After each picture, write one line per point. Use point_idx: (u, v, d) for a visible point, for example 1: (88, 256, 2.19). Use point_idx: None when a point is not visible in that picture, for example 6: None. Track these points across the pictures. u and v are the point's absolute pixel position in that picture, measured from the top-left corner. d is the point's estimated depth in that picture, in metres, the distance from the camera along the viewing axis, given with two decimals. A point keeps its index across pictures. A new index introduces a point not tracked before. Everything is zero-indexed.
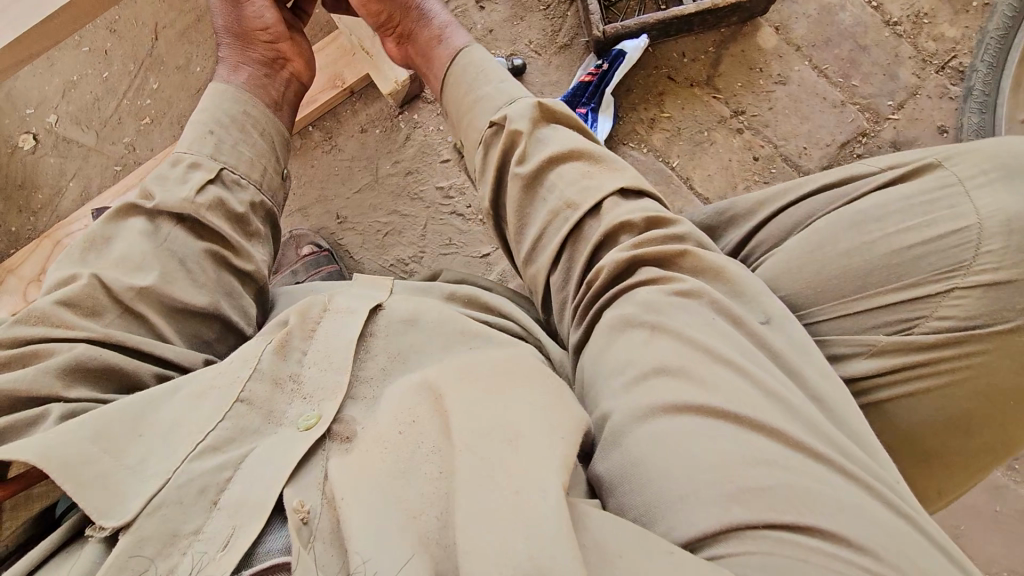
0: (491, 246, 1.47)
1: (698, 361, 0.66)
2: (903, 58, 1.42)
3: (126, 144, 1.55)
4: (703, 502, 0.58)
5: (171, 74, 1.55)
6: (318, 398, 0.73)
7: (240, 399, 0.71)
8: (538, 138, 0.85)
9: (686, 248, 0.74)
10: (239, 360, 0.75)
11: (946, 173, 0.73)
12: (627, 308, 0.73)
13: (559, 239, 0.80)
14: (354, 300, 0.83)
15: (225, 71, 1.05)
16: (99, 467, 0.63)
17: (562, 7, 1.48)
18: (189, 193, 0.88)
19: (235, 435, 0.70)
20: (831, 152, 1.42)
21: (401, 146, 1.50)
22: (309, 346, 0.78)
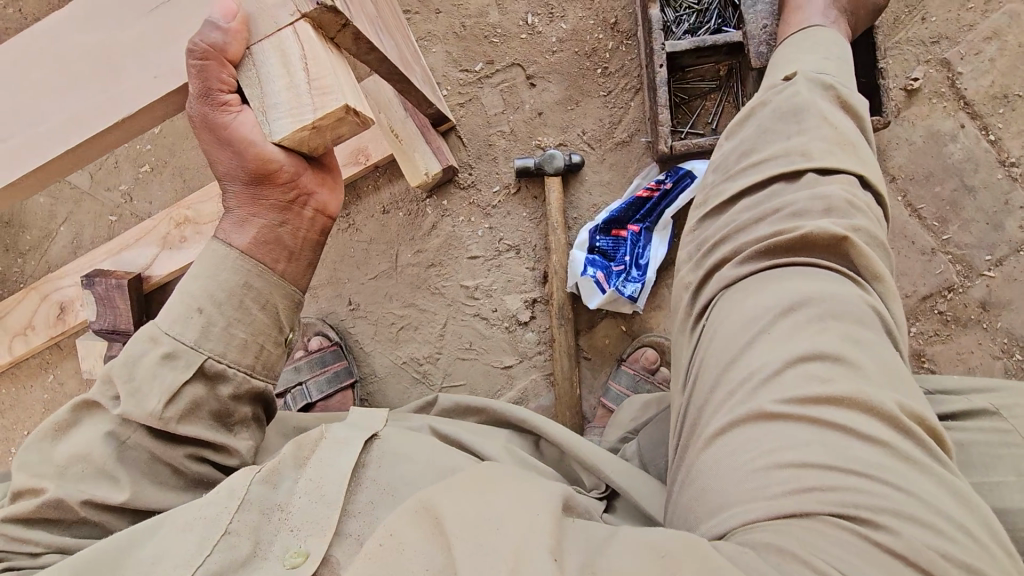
0: (515, 357, 1.33)
1: (846, 361, 0.59)
2: (1014, 207, 1.22)
3: (123, 192, 1.40)
4: (784, 487, 0.55)
5: (174, 119, 1.37)
6: (306, 535, 0.66)
7: (228, 532, 0.65)
8: (813, 96, 0.80)
9: (873, 255, 0.68)
10: (224, 490, 0.68)
11: (1006, 426, 0.72)
12: (796, 276, 0.67)
13: (773, 173, 0.75)
14: (349, 429, 0.78)
15: (230, 223, 0.74)
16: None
17: (625, 96, 1.28)
18: (158, 403, 0.67)
19: (219, 573, 0.63)
20: (908, 304, 1.26)
21: (425, 234, 1.34)
22: (299, 474, 0.72)
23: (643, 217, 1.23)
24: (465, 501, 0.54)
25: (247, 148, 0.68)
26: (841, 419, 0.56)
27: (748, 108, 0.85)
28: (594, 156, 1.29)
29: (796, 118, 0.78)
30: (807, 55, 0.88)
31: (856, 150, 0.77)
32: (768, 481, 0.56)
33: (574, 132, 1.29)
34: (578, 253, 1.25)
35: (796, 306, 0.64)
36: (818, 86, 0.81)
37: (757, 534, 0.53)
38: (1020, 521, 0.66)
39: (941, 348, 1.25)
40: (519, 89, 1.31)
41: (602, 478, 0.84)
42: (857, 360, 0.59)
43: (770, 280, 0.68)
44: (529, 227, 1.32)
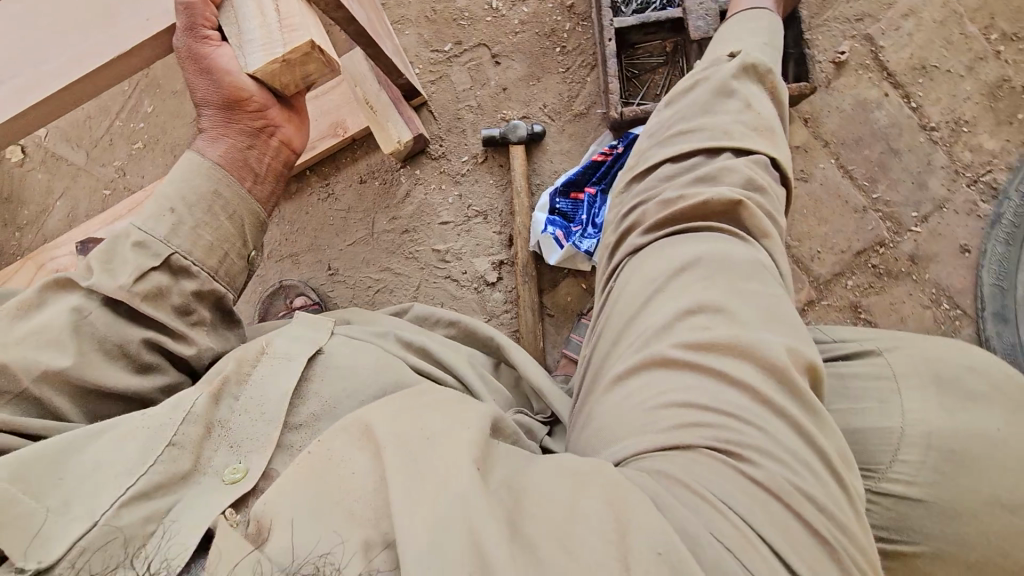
0: (484, 316, 1.42)
1: (728, 310, 0.64)
2: (935, 167, 1.34)
3: (117, 167, 1.50)
4: (668, 421, 0.60)
5: (167, 99, 1.48)
6: (246, 450, 0.72)
7: (172, 442, 0.69)
8: (741, 76, 0.87)
9: (761, 221, 0.75)
10: (170, 405, 0.73)
11: (880, 363, 0.79)
12: (691, 241, 0.73)
13: (693, 146, 0.82)
14: (295, 343, 0.82)
15: (203, 140, 0.88)
16: (16, 512, 0.59)
17: (582, 72, 1.40)
18: (127, 279, 0.77)
19: (166, 481, 0.67)
20: (844, 259, 1.36)
21: (400, 202, 1.44)
22: (241, 393, 0.77)
23: (598, 179, 1.33)
24: (398, 420, 0.60)
25: (223, 77, 0.83)
26: (723, 361, 0.61)
27: (685, 81, 0.92)
28: (554, 127, 1.41)
29: (720, 89, 0.86)
30: (743, 37, 0.95)
31: (770, 128, 0.85)
32: (656, 416, 0.61)
33: (536, 106, 1.41)
34: (539, 215, 1.35)
35: (688, 266, 0.70)
36: (748, 67, 0.88)
37: (645, 463, 0.59)
38: (874, 434, 0.72)
39: (876, 299, 1.35)
40: (485, 67, 1.42)
41: (547, 404, 0.95)
42: (740, 310, 0.65)
43: (670, 245, 0.74)
44: (495, 193, 1.42)
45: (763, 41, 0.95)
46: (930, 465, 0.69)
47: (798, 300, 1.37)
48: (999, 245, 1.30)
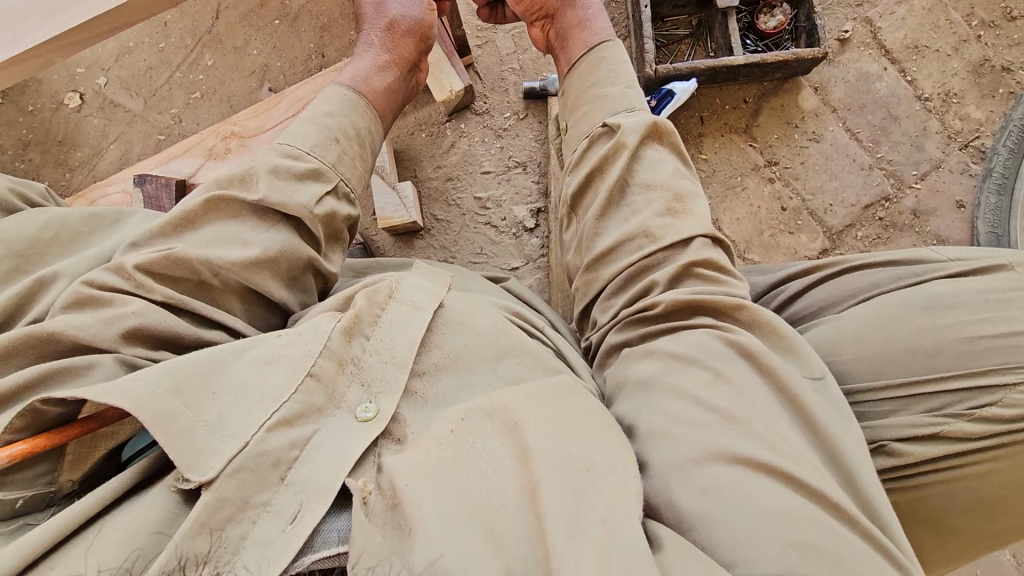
0: (521, 260, 1.50)
1: (751, 421, 0.63)
2: (931, 133, 1.50)
3: (173, 115, 1.57)
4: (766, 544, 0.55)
5: (227, 53, 1.58)
6: (377, 390, 0.72)
7: (311, 373, 0.68)
8: (620, 158, 0.87)
9: (744, 301, 0.73)
10: (310, 332, 0.72)
11: (1017, 276, 0.76)
12: (682, 344, 0.72)
13: (641, 254, 0.81)
14: (419, 293, 0.82)
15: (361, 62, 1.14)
16: (179, 424, 0.60)
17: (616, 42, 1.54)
18: (310, 201, 0.90)
19: (306, 410, 0.67)
20: (854, 212, 1.49)
21: (444, 152, 1.55)
22: (372, 333, 0.76)
23: None
24: (551, 430, 0.66)
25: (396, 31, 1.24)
26: (761, 452, 0.61)
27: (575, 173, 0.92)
28: None
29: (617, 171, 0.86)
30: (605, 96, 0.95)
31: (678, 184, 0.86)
32: (727, 519, 0.58)
33: None
34: None
35: (693, 368, 0.69)
36: (624, 139, 0.87)
37: None
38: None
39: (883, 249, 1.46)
40: (528, 35, 1.57)
41: None
42: (752, 397, 0.65)
43: (658, 345, 0.74)
44: (534, 146, 1.53)
45: (620, 90, 0.95)
46: None
47: (814, 249, 1.48)
48: (992, 196, 1.42)
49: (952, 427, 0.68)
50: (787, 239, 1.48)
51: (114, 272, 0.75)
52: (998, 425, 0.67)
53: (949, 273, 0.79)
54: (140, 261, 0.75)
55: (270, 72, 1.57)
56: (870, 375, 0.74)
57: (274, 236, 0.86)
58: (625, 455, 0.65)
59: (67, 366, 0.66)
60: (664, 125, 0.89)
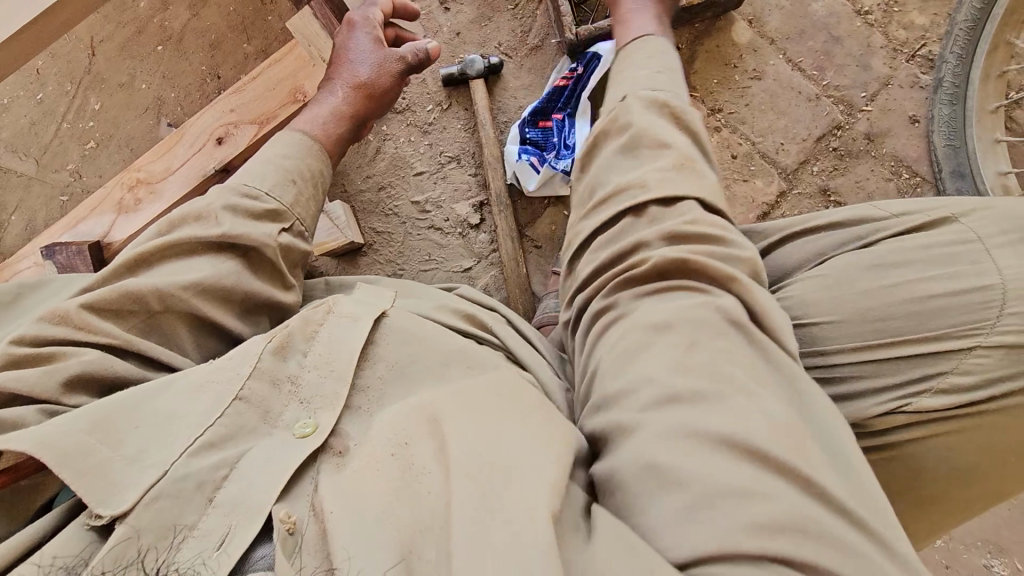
0: (473, 259, 1.43)
1: (732, 396, 0.60)
2: (875, 49, 1.42)
3: (71, 171, 1.44)
4: (712, 531, 0.54)
5: (114, 92, 1.43)
6: (316, 406, 0.70)
7: (238, 399, 0.67)
8: (664, 117, 0.81)
9: (735, 274, 0.69)
10: (237, 356, 0.71)
11: (964, 229, 0.73)
12: (665, 313, 0.68)
13: (623, 207, 0.76)
14: (360, 306, 0.80)
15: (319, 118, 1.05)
16: (92, 460, 0.59)
17: (531, 7, 1.42)
18: (274, 231, 0.89)
19: (232, 433, 0.66)
20: (807, 147, 1.43)
21: (372, 160, 1.44)
22: (310, 347, 0.75)
23: (564, 105, 1.35)
24: (473, 432, 0.65)
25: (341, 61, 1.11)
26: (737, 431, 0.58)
27: (613, 109, 0.85)
28: (513, 64, 1.43)
29: (659, 123, 0.80)
30: (641, 72, 0.88)
31: (699, 158, 0.80)
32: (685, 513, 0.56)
33: (491, 46, 1.43)
34: (511, 147, 1.37)
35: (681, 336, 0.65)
36: (668, 102, 0.82)
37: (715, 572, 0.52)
38: (972, 298, 0.68)
39: (841, 180, 1.42)
40: (436, 15, 1.43)
41: None
42: (733, 369, 0.62)
43: (641, 308, 0.70)
44: (464, 136, 1.43)
45: (648, 73, 0.88)
46: None
47: (771, 193, 1.42)
48: (944, 107, 1.35)
49: (918, 403, 0.67)
50: (741, 188, 1.42)
51: (50, 319, 0.74)
52: (962, 396, 0.66)
53: (894, 232, 0.77)
54: (84, 299, 0.76)
55: (165, 105, 1.43)
56: (831, 338, 0.73)
57: (230, 264, 0.85)
58: (550, 445, 0.64)
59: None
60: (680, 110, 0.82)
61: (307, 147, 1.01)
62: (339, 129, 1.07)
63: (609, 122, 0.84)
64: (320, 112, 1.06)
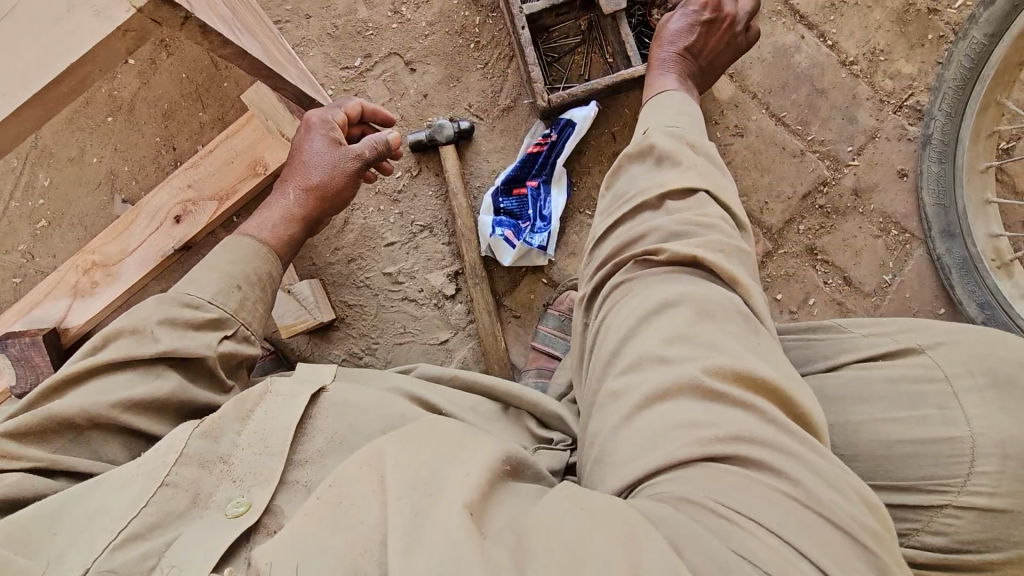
0: (450, 331, 1.37)
1: (714, 348, 0.64)
2: (861, 100, 1.36)
3: (23, 251, 1.37)
4: (669, 449, 0.59)
5: (64, 167, 1.36)
6: (249, 483, 0.70)
7: (165, 483, 0.66)
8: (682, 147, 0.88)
9: (738, 278, 0.73)
10: (162, 446, 0.70)
11: (931, 364, 0.71)
12: (664, 293, 0.71)
13: (642, 195, 0.83)
14: (296, 383, 0.81)
15: (272, 219, 1.02)
16: (6, 571, 0.57)
17: (501, 65, 1.35)
18: (213, 340, 0.85)
19: (159, 521, 0.64)
20: (793, 205, 1.38)
21: (340, 231, 1.38)
22: (244, 427, 0.75)
23: (538, 171, 1.31)
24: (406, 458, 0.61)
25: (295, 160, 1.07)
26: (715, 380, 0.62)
27: (637, 141, 0.92)
28: (484, 125, 1.36)
29: (667, 143, 0.87)
30: (667, 106, 0.99)
31: (708, 172, 0.85)
32: (649, 444, 0.60)
33: (461, 107, 1.36)
34: (485, 217, 1.31)
35: (674, 305, 0.69)
36: (687, 136, 0.90)
37: (667, 489, 0.58)
38: (938, 450, 0.66)
39: (829, 238, 1.37)
40: (401, 76, 1.36)
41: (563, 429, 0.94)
42: (721, 332, 0.66)
43: (640, 285, 0.74)
44: (436, 204, 1.37)
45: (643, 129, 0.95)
46: (1012, 474, 0.63)
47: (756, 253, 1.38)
48: (933, 164, 1.30)
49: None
50: None
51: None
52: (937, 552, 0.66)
53: (860, 357, 0.77)
54: (3, 427, 0.72)
55: (118, 179, 1.36)
56: None
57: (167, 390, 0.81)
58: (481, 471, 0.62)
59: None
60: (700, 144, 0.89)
61: (254, 252, 0.97)
62: (289, 232, 1.03)
63: (643, 140, 0.90)
64: (271, 215, 1.03)
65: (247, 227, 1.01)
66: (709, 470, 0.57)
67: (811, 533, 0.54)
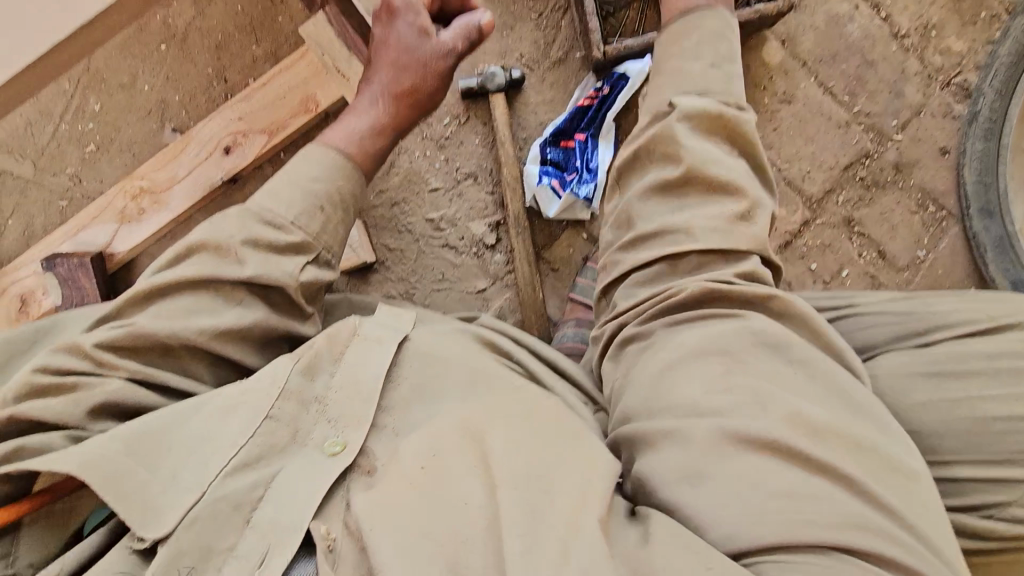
0: (487, 280, 1.39)
1: (755, 392, 0.68)
2: (909, 74, 1.37)
3: (70, 175, 1.38)
4: (750, 505, 0.63)
5: (115, 93, 1.36)
6: (342, 424, 0.79)
7: (268, 416, 0.78)
8: (705, 138, 0.85)
9: (772, 291, 0.77)
10: (266, 378, 0.80)
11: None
12: (701, 339, 0.74)
13: (655, 223, 0.84)
14: (380, 328, 0.88)
15: (358, 128, 1.02)
16: (128, 487, 0.71)
17: (555, 17, 1.36)
18: (293, 269, 0.88)
19: (264, 452, 0.77)
20: (833, 175, 1.39)
21: (386, 174, 1.39)
22: (336, 368, 0.83)
23: (587, 125, 1.32)
24: (502, 454, 0.71)
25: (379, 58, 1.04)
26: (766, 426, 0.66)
27: (659, 125, 0.87)
28: (534, 77, 1.37)
29: (694, 136, 0.85)
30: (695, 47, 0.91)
31: (730, 166, 0.84)
32: (730, 504, 0.64)
33: (513, 56, 1.36)
34: (531, 167, 1.33)
35: (712, 354, 0.72)
36: (718, 108, 0.85)
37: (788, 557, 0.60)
38: None
39: (865, 211, 1.39)
40: None
41: None
42: (763, 377, 0.70)
43: (678, 336, 0.76)
44: (482, 152, 1.38)
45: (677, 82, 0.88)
46: None
47: (794, 222, 1.39)
48: (977, 142, 1.32)
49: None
50: None
51: (73, 352, 0.79)
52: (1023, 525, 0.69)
53: (955, 333, 0.79)
54: (100, 340, 0.80)
55: (168, 108, 1.36)
56: None
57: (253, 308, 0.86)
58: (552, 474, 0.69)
59: (27, 445, 0.73)
60: (728, 116, 0.86)
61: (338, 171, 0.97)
62: (373, 145, 1.03)
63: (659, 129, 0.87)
64: (356, 125, 1.02)
65: (328, 136, 1.01)
66: (834, 559, 0.60)
67: (894, 563, 0.60)
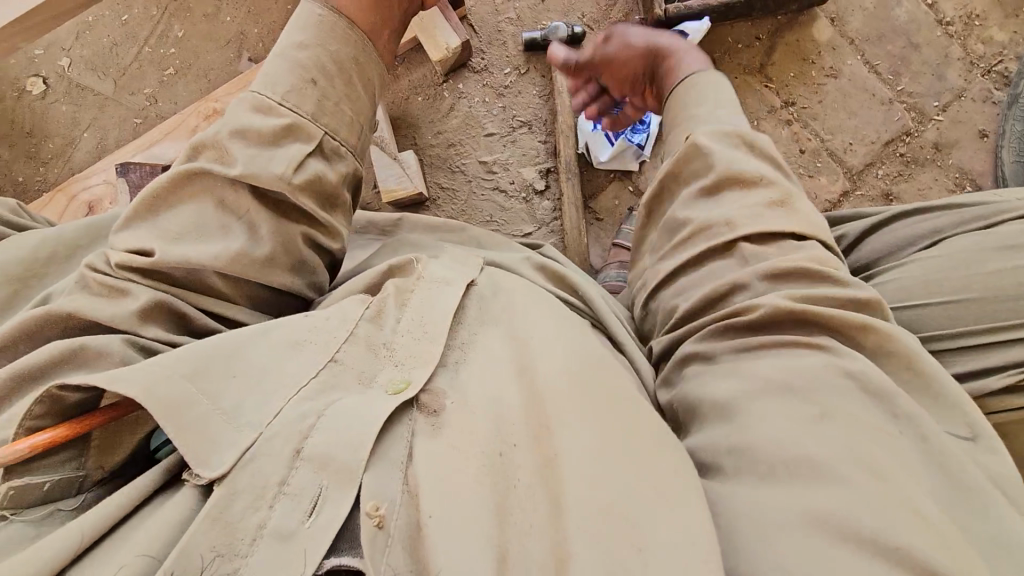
0: (534, 225, 1.42)
1: (842, 451, 0.52)
2: (952, 59, 1.43)
3: (147, 95, 1.45)
4: None
5: (198, 22, 1.45)
6: (410, 364, 0.63)
7: (335, 358, 0.63)
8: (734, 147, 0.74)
9: (868, 320, 0.59)
10: (336, 315, 0.67)
11: None
12: (770, 369, 0.59)
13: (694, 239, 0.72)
14: (447, 270, 0.74)
15: None
16: (193, 412, 0.55)
17: None
18: (287, 168, 0.68)
19: (324, 388, 0.61)
20: (875, 149, 1.43)
21: (445, 116, 1.46)
22: (403, 313, 0.68)
23: None
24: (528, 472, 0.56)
25: None
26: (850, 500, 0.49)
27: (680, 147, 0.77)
28: (593, 36, 1.45)
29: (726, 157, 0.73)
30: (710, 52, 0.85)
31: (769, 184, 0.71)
32: None
33: (574, 16, 1.45)
34: (586, 117, 1.39)
35: (783, 390, 0.57)
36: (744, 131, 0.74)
37: None
38: None
39: (906, 186, 1.42)
40: None
41: None
42: (855, 427, 0.53)
43: (742, 362, 0.62)
44: (538, 103, 1.45)
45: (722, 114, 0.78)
46: None
47: (834, 191, 1.43)
48: (1018, 123, 1.37)
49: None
50: (806, 183, 1.43)
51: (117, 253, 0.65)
52: None
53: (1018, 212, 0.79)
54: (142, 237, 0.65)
55: (246, 39, 1.45)
56: (959, 314, 0.74)
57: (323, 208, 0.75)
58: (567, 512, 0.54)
59: (86, 345, 0.59)
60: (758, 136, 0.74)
61: None
62: None
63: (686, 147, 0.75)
64: None
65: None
66: None
67: None
